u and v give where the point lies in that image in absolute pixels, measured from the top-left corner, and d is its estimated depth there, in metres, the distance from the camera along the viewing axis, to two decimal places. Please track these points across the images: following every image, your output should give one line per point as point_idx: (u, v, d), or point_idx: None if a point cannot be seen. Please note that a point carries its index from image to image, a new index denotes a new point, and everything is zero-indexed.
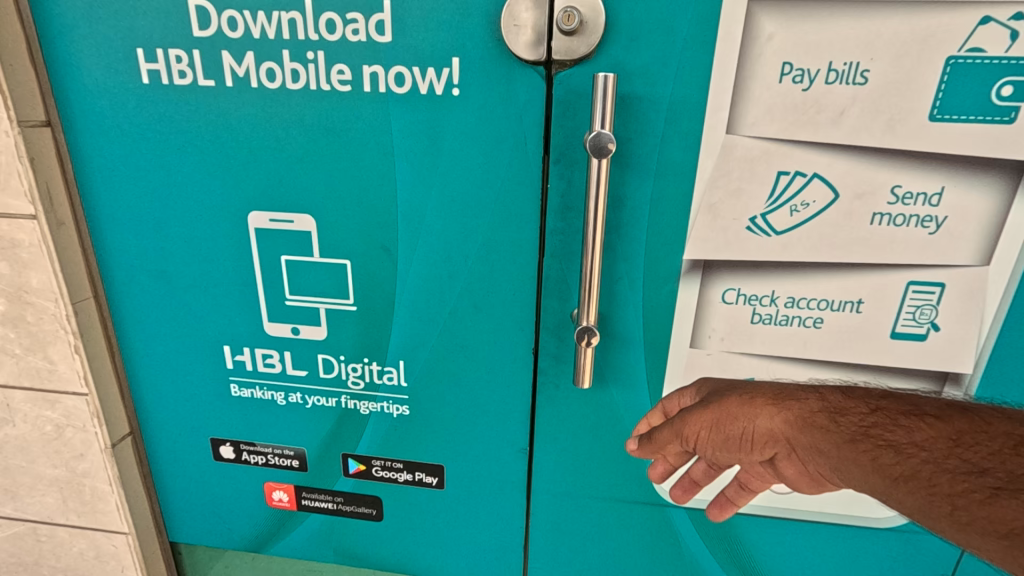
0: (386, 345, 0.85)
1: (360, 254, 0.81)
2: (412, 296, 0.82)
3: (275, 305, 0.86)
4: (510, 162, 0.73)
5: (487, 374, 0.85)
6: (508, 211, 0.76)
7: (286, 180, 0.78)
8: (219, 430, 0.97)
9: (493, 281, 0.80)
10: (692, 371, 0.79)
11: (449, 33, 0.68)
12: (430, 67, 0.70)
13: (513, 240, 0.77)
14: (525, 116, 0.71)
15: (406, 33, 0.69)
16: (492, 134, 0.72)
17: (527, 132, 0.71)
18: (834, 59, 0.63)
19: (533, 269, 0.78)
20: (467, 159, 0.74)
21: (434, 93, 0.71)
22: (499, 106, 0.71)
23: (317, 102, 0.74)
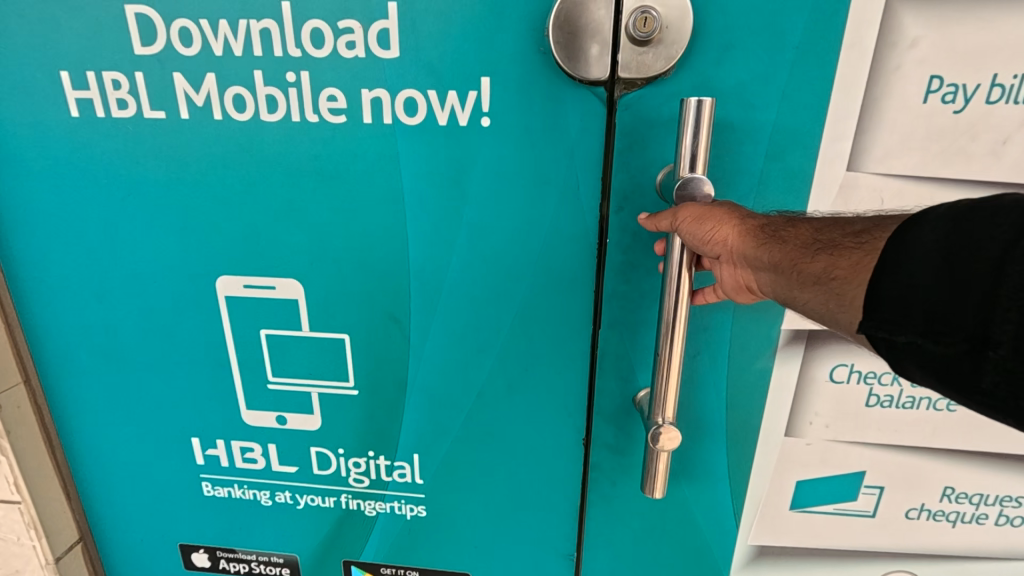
0: (397, 435, 0.68)
1: (362, 326, 0.63)
2: (431, 377, 0.65)
3: (254, 390, 0.68)
4: (557, 211, 0.56)
5: (524, 469, 0.68)
6: (553, 272, 0.59)
7: (263, 236, 0.61)
8: (190, 535, 0.78)
9: (535, 359, 0.63)
10: (786, 462, 0.63)
11: (477, 45, 0.51)
12: (451, 90, 0.53)
13: (561, 308, 0.60)
14: (577, 152, 0.54)
15: (419, 46, 0.52)
16: (532, 176, 0.55)
17: (580, 171, 0.55)
18: (999, 70, 0.47)
19: (586, 343, 0.61)
20: (500, 208, 0.57)
21: (457, 124, 0.54)
22: (544, 140, 0.54)
23: (301, 137, 0.56)
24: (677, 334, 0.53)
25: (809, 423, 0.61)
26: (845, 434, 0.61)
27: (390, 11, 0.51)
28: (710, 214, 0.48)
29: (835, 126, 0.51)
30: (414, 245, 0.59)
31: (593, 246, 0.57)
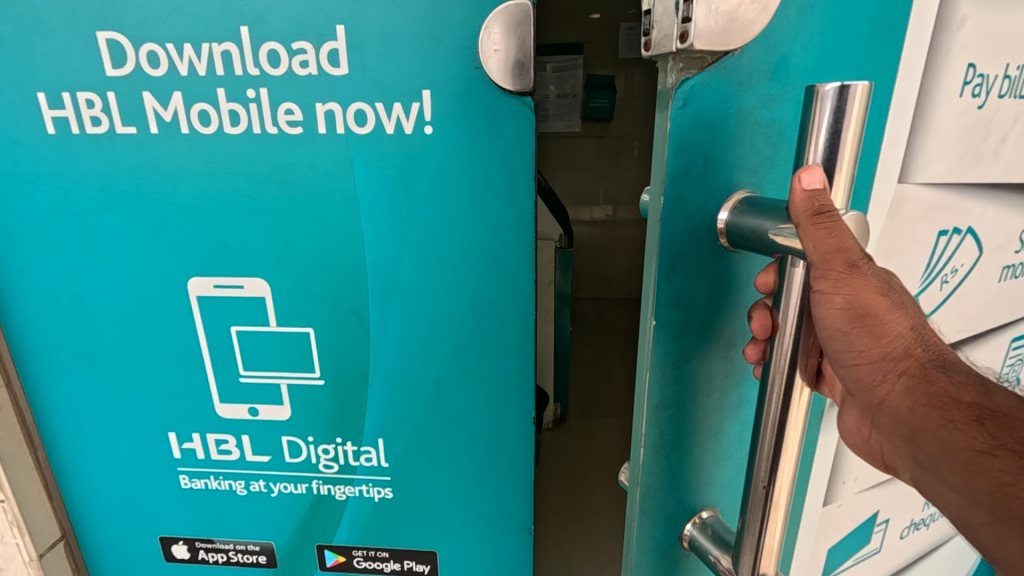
0: (362, 422, 0.73)
1: (326, 320, 0.69)
2: (392, 365, 0.70)
3: (227, 384, 0.73)
4: (498, 210, 0.63)
5: (483, 450, 0.74)
6: (498, 266, 0.65)
7: (231, 240, 0.66)
8: (169, 528, 0.82)
9: (486, 346, 0.68)
10: (829, 522, 0.71)
11: (418, 63, 0.58)
12: (396, 102, 0.59)
13: (506, 298, 0.66)
14: (512, 155, 0.60)
15: (366, 64, 0.58)
16: (474, 178, 0.61)
17: (515, 173, 0.61)
18: (1009, 63, 0.57)
19: (530, 329, 0.68)
20: (446, 208, 0.63)
21: (403, 132, 0.60)
22: (482, 144, 0.60)
23: (262, 148, 0.62)
24: (791, 437, 0.41)
25: (844, 482, 0.70)
26: (869, 482, 0.72)
27: (338, 33, 0.57)
28: (892, 378, 0.38)
29: (894, 127, 0.54)
30: (369, 243, 0.65)
31: (532, 240, 0.64)
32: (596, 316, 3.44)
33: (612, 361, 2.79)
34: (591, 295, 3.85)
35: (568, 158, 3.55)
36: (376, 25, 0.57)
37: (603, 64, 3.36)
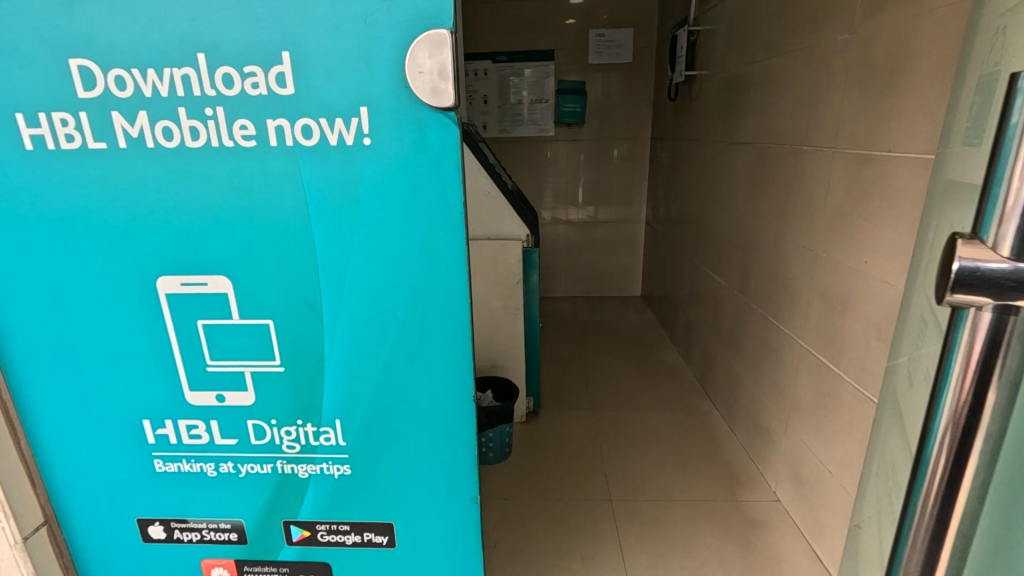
0: (319, 405, 0.81)
1: (283, 312, 0.77)
2: (345, 352, 0.78)
3: (196, 373, 0.80)
4: (432, 210, 0.71)
5: (430, 426, 0.82)
6: (435, 260, 0.73)
7: (195, 242, 0.74)
8: (146, 510, 0.89)
9: (428, 332, 0.77)
10: None
11: (354, 85, 0.66)
12: (337, 117, 0.67)
13: (443, 289, 0.75)
14: (441, 162, 0.69)
15: (310, 85, 0.66)
16: (409, 183, 0.70)
17: (445, 178, 0.70)
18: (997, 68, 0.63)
19: (466, 316, 0.76)
20: (386, 209, 0.71)
21: (344, 144, 0.68)
22: (415, 153, 0.69)
23: (221, 159, 0.70)
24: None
25: None
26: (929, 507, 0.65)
27: (284, 58, 0.65)
28: None
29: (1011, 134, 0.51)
30: (320, 241, 0.73)
31: (463, 236, 0.72)
32: (574, 315, 3.54)
33: (587, 357, 2.88)
34: (569, 294, 3.94)
35: (543, 161, 3.65)
36: (316, 52, 0.65)
37: (575, 70, 3.47)
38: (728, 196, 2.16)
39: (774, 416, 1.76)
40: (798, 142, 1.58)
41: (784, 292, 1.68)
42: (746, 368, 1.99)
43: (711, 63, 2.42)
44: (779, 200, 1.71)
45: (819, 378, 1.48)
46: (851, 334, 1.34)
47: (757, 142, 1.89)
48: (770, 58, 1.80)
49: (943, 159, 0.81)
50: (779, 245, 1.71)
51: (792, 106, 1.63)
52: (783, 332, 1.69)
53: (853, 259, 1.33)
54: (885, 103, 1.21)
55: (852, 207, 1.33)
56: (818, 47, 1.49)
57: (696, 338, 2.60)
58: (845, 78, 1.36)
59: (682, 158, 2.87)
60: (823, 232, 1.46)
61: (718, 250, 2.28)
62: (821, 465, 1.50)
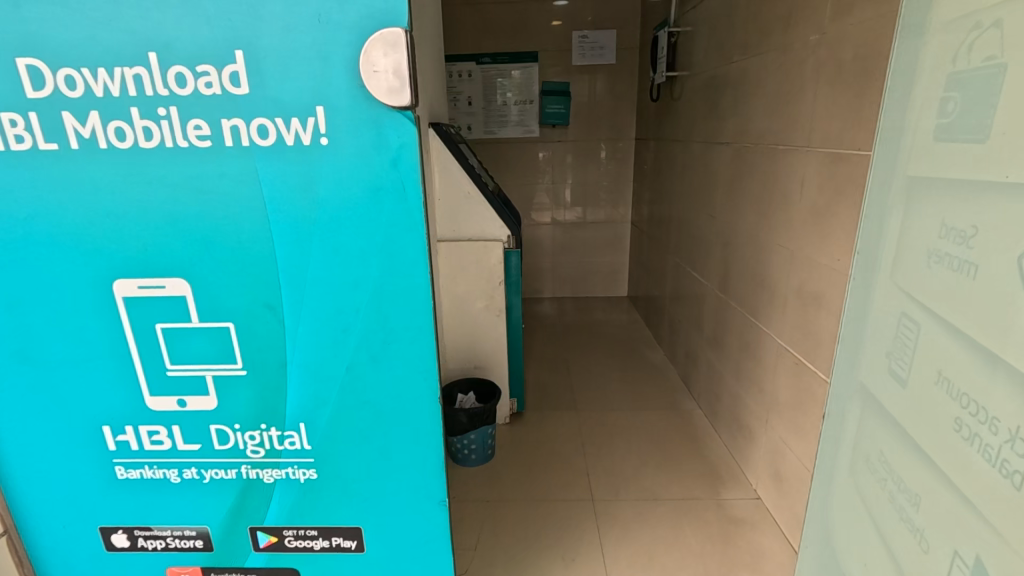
0: (283, 409, 0.80)
1: (244, 315, 0.76)
2: (308, 355, 0.77)
3: (157, 378, 0.79)
4: (392, 210, 0.71)
5: (397, 428, 0.81)
6: (398, 261, 0.73)
7: (152, 244, 0.73)
8: (109, 518, 0.87)
9: (390, 332, 0.76)
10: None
11: (310, 84, 0.65)
12: (294, 117, 0.67)
13: (406, 289, 0.74)
14: (400, 162, 0.68)
15: (265, 84, 0.65)
16: (368, 183, 0.69)
17: (404, 178, 0.69)
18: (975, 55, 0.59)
19: (430, 316, 0.76)
20: (346, 209, 0.71)
21: (302, 144, 0.68)
22: (374, 153, 0.68)
23: (176, 160, 0.69)
24: None
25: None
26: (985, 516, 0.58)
27: (237, 57, 0.65)
28: None
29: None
30: (279, 242, 0.72)
31: (425, 235, 0.72)
32: (560, 315, 3.54)
33: (573, 357, 2.88)
34: (556, 295, 3.95)
35: (528, 162, 3.65)
36: (270, 51, 0.64)
37: (558, 71, 3.47)
38: (708, 195, 2.17)
39: (754, 414, 1.78)
40: (774, 142, 1.60)
41: (762, 290, 1.69)
42: (727, 366, 2.00)
43: (691, 63, 2.43)
44: (756, 199, 1.72)
45: (796, 375, 1.50)
46: (826, 331, 1.35)
47: (734, 141, 1.90)
48: (746, 58, 1.82)
49: (885, 136, 0.74)
50: (756, 244, 1.73)
51: (767, 106, 1.64)
52: (762, 330, 1.70)
53: (826, 257, 1.34)
54: (854, 101, 1.22)
55: (825, 205, 1.34)
56: (790, 46, 1.50)
57: (679, 337, 2.61)
58: (816, 78, 1.37)
59: (665, 158, 2.89)
60: (797, 230, 1.47)
61: (699, 249, 2.29)
62: (799, 461, 1.51)
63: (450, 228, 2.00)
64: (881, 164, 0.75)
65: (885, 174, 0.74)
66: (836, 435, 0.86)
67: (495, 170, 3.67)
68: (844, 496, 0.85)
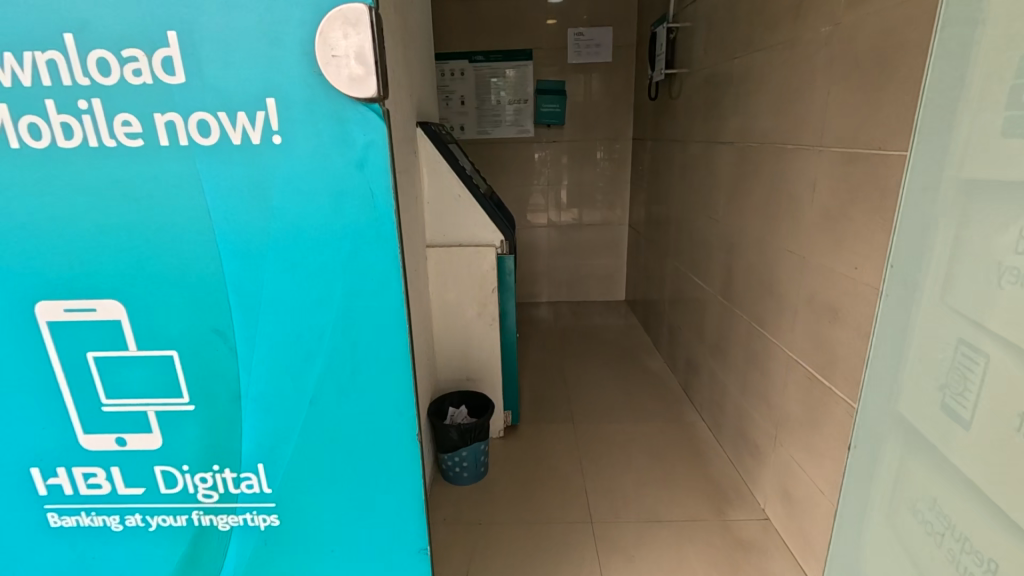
0: (237, 447, 0.69)
1: (189, 341, 0.65)
2: (265, 387, 0.67)
3: (90, 414, 0.68)
4: (358, 221, 0.60)
5: (369, 468, 0.71)
6: (367, 278, 0.63)
7: (78, 260, 0.62)
8: (42, 571, 0.76)
9: (362, 360, 0.66)
10: None
11: (257, 72, 0.55)
12: (240, 110, 0.56)
13: (377, 310, 0.64)
14: (367, 164, 0.58)
15: (203, 71, 0.55)
16: (330, 188, 0.59)
17: (372, 183, 0.59)
18: None
19: (404, 341, 0.66)
20: (305, 219, 0.60)
21: (250, 142, 0.57)
22: (336, 152, 0.58)
23: (102, 161, 0.58)
24: None
25: None
26: None
27: (170, 40, 0.54)
28: None
29: None
30: (228, 258, 0.62)
31: (397, 249, 0.62)
32: (556, 320, 3.44)
33: (570, 365, 2.78)
34: (552, 299, 3.84)
35: (523, 163, 3.55)
36: (210, 31, 0.54)
37: (553, 69, 3.37)
38: (710, 197, 2.08)
39: (762, 429, 1.68)
40: (781, 141, 1.50)
41: (770, 299, 1.60)
42: (731, 377, 1.90)
43: (690, 60, 2.34)
44: (762, 202, 1.62)
45: (808, 390, 1.40)
46: (843, 344, 1.26)
47: (737, 140, 1.80)
48: (749, 53, 1.72)
49: (929, 128, 0.63)
50: (763, 250, 1.63)
51: (773, 103, 1.54)
52: (770, 340, 1.60)
53: (842, 264, 1.24)
54: (872, 96, 1.13)
55: (840, 208, 1.25)
56: (798, 39, 1.41)
57: (680, 344, 2.51)
58: (828, 72, 1.27)
59: (664, 159, 2.79)
60: (808, 235, 1.38)
61: (700, 253, 2.19)
62: (812, 482, 1.42)
63: (440, 233, 1.89)
64: (920, 165, 0.64)
65: (928, 177, 0.63)
66: (868, 471, 0.76)
67: (488, 172, 3.57)
68: (879, 544, 0.75)
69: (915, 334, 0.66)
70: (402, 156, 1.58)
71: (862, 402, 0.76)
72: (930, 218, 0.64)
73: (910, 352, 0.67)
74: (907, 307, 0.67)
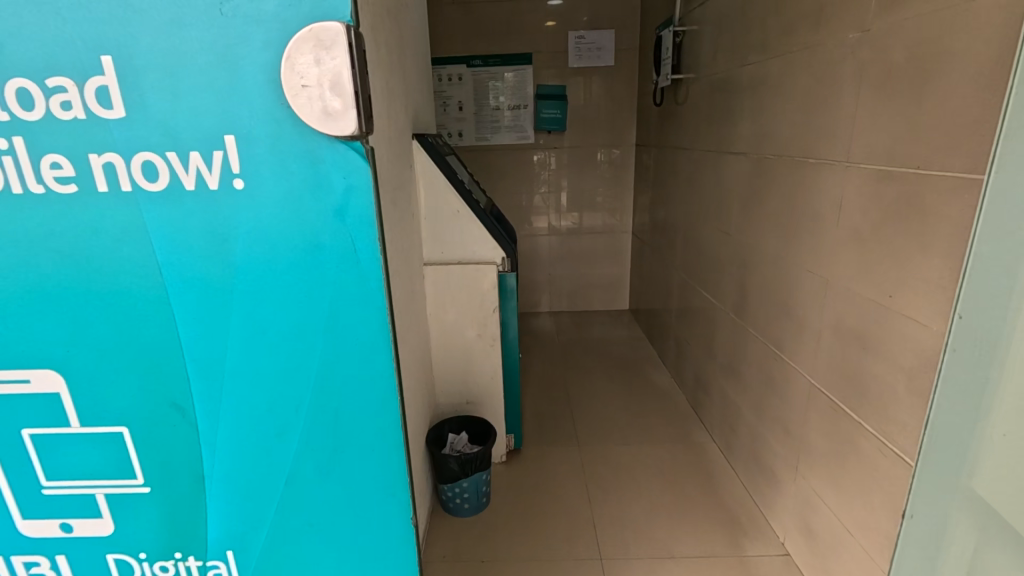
0: (203, 534, 0.60)
1: (143, 417, 0.55)
2: (236, 468, 0.57)
3: (29, 499, 0.58)
4: (341, 278, 0.51)
5: (358, 555, 0.61)
6: (352, 345, 0.53)
7: (6, 325, 0.52)
8: None
9: (347, 434, 0.56)
10: None
11: (213, 104, 0.46)
12: (195, 151, 0.47)
13: (363, 378, 0.55)
14: (350, 212, 0.49)
15: (147, 104, 0.46)
16: (306, 242, 0.50)
17: (356, 235, 0.49)
18: None
19: (396, 414, 0.56)
20: (279, 278, 0.51)
21: (208, 188, 0.48)
22: (312, 200, 0.48)
23: (28, 210, 0.49)
24: None
25: None
26: None
27: (105, 66, 0.45)
28: None
29: None
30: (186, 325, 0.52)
31: (386, 310, 0.52)
32: (558, 331, 3.34)
33: (573, 380, 2.68)
34: (553, 308, 3.75)
35: (523, 170, 3.45)
36: (155, 57, 0.45)
37: (553, 73, 3.28)
38: (720, 210, 1.98)
39: (779, 458, 1.58)
40: (801, 154, 1.40)
41: (789, 321, 1.50)
42: (744, 400, 1.81)
43: (698, 65, 2.24)
44: (780, 217, 1.53)
45: (833, 422, 1.31)
46: (873, 377, 1.16)
47: (751, 151, 1.71)
48: (765, 60, 1.63)
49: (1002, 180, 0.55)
50: (780, 269, 1.53)
51: (792, 113, 1.45)
52: (788, 365, 1.51)
53: (873, 290, 1.15)
54: (909, 110, 1.04)
55: (870, 230, 1.15)
56: (821, 46, 1.31)
57: (688, 360, 2.42)
58: (856, 82, 1.18)
59: (669, 167, 2.70)
60: (833, 257, 1.28)
61: (710, 267, 2.10)
62: (835, 519, 1.32)
63: (437, 250, 1.79)
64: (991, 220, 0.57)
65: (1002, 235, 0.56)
66: (930, 548, 0.69)
67: (487, 179, 3.47)
68: None
69: (993, 411, 0.60)
70: (397, 171, 1.49)
71: (919, 475, 0.69)
72: (1003, 284, 0.57)
73: (984, 429, 0.61)
74: (983, 379, 0.60)
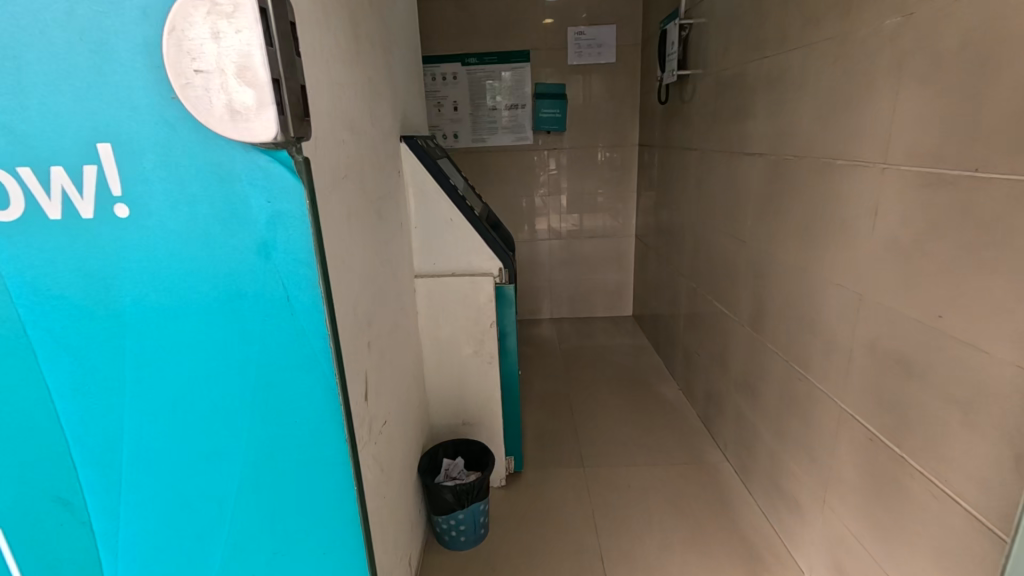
0: (108, 503, 0.68)
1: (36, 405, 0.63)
2: (176, 487, 0.69)
3: None
4: (217, 267, 0.63)
5: (261, 500, 0.72)
6: (229, 322, 0.65)
7: None
8: None
9: (286, 453, 0.71)
10: None
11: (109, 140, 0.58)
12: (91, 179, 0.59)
13: (306, 407, 0.69)
14: (225, 215, 0.62)
15: (41, 144, 0.57)
16: (187, 244, 0.62)
17: (232, 228, 0.62)
18: None
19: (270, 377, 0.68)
20: (161, 276, 0.62)
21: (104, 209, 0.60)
22: (191, 210, 0.61)
23: None
24: None
25: None
26: None
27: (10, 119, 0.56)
28: None
29: None
30: (140, 373, 0.65)
31: (256, 288, 0.64)
32: (560, 340, 3.21)
33: (576, 393, 2.55)
34: (554, 315, 3.62)
35: (522, 172, 3.32)
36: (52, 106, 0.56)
37: (552, 71, 3.15)
38: (733, 214, 1.85)
39: (803, 486, 1.45)
40: (827, 155, 1.28)
41: (813, 337, 1.37)
42: (761, 420, 1.68)
43: (706, 61, 2.11)
44: (802, 224, 1.39)
45: (868, 453, 1.18)
46: (917, 406, 1.03)
47: (768, 152, 1.58)
48: (783, 53, 1.50)
49: None
50: (803, 280, 1.40)
51: (816, 110, 1.32)
52: (813, 385, 1.38)
53: (916, 308, 1.02)
54: (961, 106, 0.91)
55: (912, 240, 1.02)
56: (850, 35, 1.18)
57: (698, 372, 2.28)
58: (894, 74, 1.05)
59: (675, 168, 2.57)
60: (866, 269, 1.15)
61: (722, 276, 1.97)
62: (872, 561, 1.19)
63: (429, 261, 1.66)
64: None
65: None
66: None
67: (485, 182, 3.34)
68: None
69: None
70: (383, 177, 1.35)
71: None
72: None
73: None
74: None
